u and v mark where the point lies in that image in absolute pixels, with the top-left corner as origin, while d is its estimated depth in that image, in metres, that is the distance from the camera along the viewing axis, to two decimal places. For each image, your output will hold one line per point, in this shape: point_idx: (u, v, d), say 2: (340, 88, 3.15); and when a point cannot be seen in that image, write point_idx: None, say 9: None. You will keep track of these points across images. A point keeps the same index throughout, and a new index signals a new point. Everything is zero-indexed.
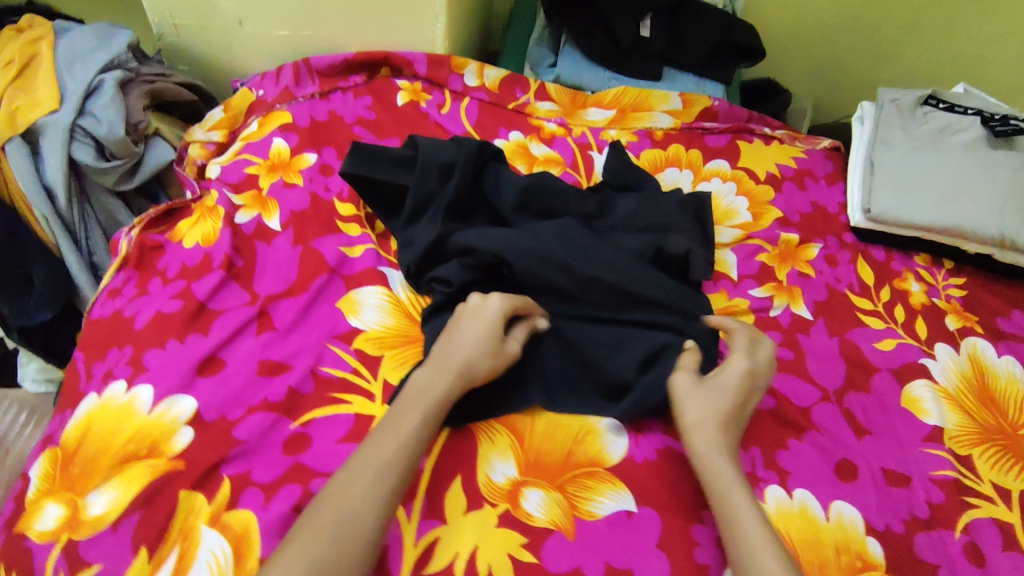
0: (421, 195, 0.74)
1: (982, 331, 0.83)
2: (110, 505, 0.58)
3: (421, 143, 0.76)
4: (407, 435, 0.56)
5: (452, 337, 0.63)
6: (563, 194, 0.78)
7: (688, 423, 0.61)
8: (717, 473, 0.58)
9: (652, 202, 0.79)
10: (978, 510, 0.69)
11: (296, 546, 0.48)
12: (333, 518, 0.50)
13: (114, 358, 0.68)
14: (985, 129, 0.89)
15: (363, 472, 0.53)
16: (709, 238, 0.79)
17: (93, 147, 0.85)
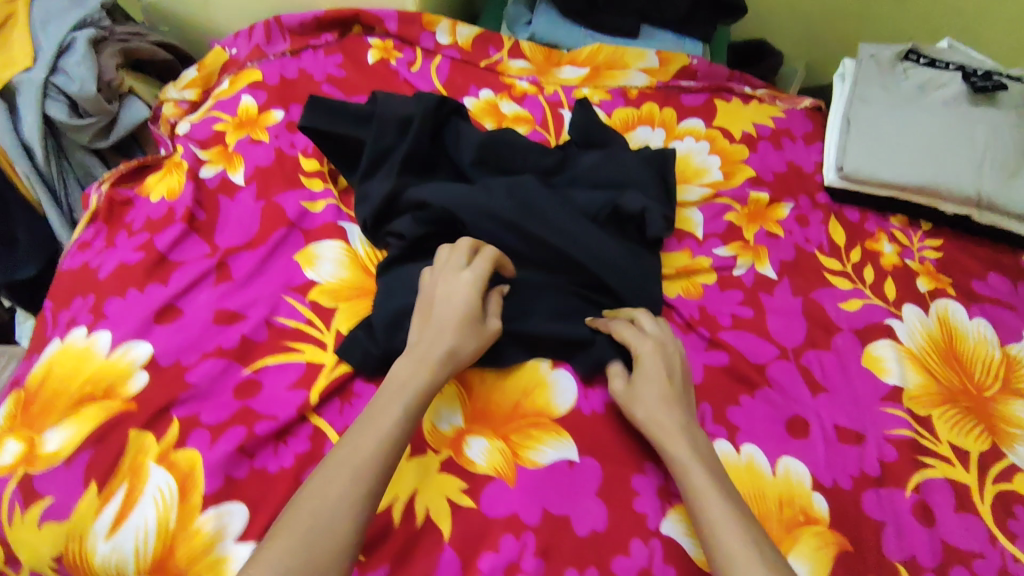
0: (379, 149, 0.74)
1: (955, 293, 0.81)
2: (65, 442, 0.60)
3: (381, 98, 0.76)
4: (388, 430, 0.53)
5: (427, 326, 0.61)
6: (523, 150, 0.77)
7: (640, 423, 0.61)
8: (678, 459, 0.58)
9: (614, 159, 0.78)
10: (933, 470, 0.68)
11: (269, 553, 0.46)
12: (306, 521, 0.48)
13: (78, 306, 0.70)
14: (966, 85, 0.87)
15: (339, 473, 0.50)
16: (671, 195, 0.79)
17: (67, 105, 0.86)
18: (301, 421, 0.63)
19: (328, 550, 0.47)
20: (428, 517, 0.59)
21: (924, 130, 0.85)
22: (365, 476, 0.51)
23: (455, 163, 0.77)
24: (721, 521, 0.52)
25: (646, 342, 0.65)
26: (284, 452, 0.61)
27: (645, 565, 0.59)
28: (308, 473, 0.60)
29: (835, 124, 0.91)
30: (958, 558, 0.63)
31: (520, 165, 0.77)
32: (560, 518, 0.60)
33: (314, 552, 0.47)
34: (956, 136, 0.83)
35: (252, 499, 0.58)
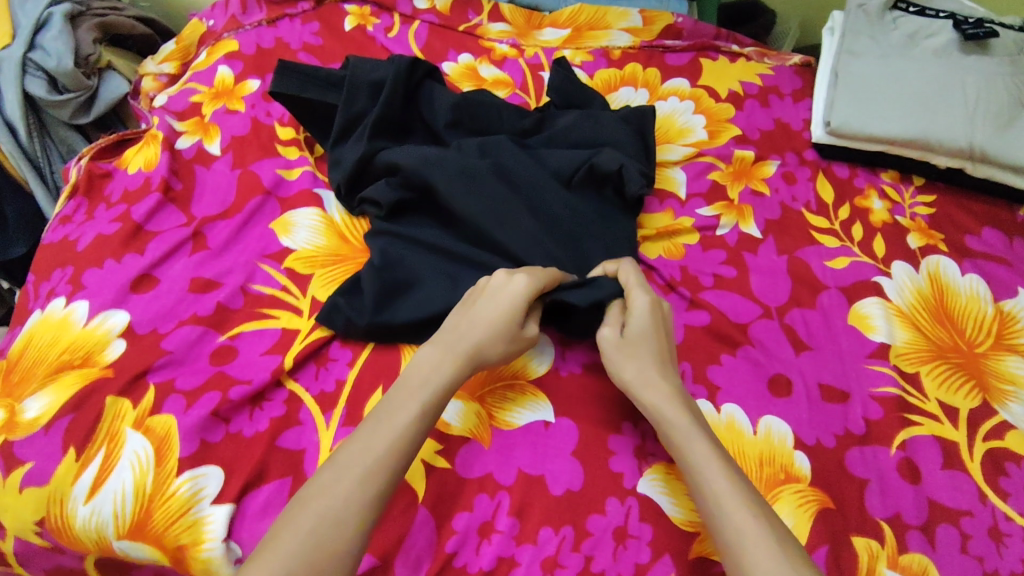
0: (351, 114, 0.73)
1: (946, 250, 0.79)
2: (43, 410, 0.61)
3: (352, 63, 0.75)
4: (404, 428, 0.51)
5: (464, 317, 0.59)
6: (497, 113, 0.76)
7: (625, 382, 0.58)
8: (673, 424, 0.54)
9: (592, 119, 0.76)
10: (920, 427, 0.66)
11: (274, 551, 0.45)
12: (311, 519, 0.46)
13: (57, 278, 0.71)
14: (956, 33, 0.84)
15: (350, 472, 0.48)
16: (651, 153, 0.77)
17: (45, 80, 0.86)
18: (277, 386, 0.63)
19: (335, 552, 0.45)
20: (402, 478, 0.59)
21: (912, 80, 0.82)
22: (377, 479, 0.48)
23: (429, 127, 0.76)
24: (725, 499, 0.49)
25: (642, 297, 0.62)
26: (259, 416, 0.61)
27: (620, 524, 0.58)
28: (283, 436, 0.60)
29: (823, 79, 0.88)
30: (944, 515, 0.62)
31: (495, 128, 0.76)
32: (535, 478, 0.60)
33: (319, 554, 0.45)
34: (946, 86, 0.81)
35: (227, 461, 0.59)
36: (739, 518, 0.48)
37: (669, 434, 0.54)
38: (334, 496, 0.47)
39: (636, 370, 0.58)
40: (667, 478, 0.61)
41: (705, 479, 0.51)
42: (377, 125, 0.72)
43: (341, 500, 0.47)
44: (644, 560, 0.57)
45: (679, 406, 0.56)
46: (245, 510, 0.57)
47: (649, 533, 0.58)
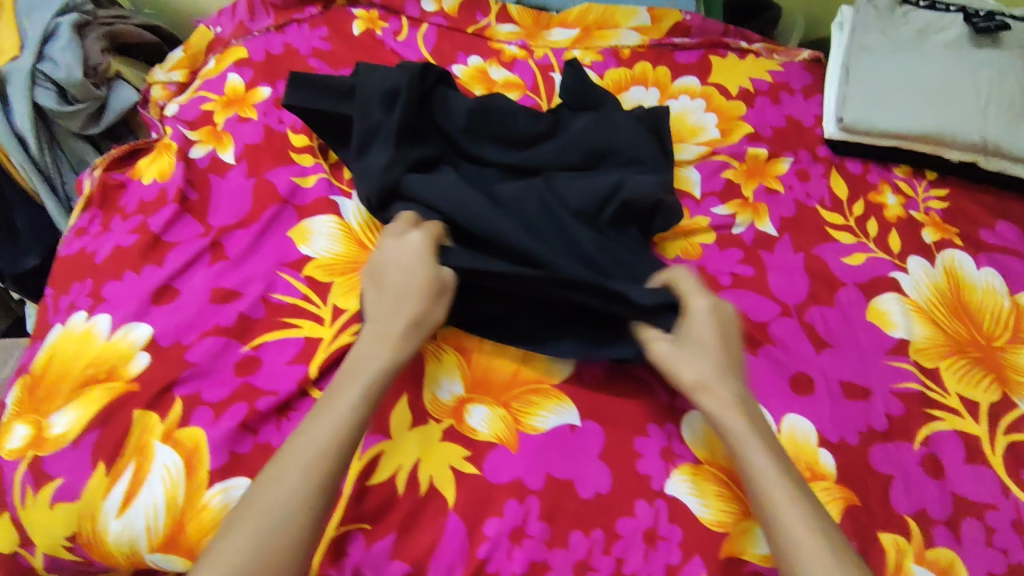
0: (367, 123, 0.73)
1: (961, 244, 0.79)
2: (71, 424, 0.61)
3: (364, 72, 0.75)
4: (345, 414, 0.52)
5: (385, 290, 0.60)
6: (513, 117, 0.76)
7: (686, 385, 0.58)
8: (734, 433, 0.55)
9: (607, 120, 0.76)
10: (941, 422, 0.67)
11: (223, 549, 0.46)
12: (255, 525, 0.47)
13: (77, 291, 0.71)
14: (967, 26, 0.85)
15: (294, 480, 0.48)
16: (668, 153, 0.78)
17: (55, 92, 0.86)
18: (302, 395, 0.63)
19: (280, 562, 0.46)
20: (432, 485, 0.60)
21: (924, 75, 0.83)
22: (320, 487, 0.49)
23: (446, 133, 0.75)
24: (783, 512, 0.50)
25: (703, 301, 0.61)
26: (286, 426, 0.62)
27: (650, 526, 0.59)
28: None
29: (834, 74, 0.89)
30: (967, 508, 0.62)
31: (511, 133, 0.76)
32: (563, 482, 0.60)
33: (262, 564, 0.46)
34: (957, 80, 0.82)
35: (257, 472, 0.59)
36: (800, 537, 0.49)
37: (733, 446, 0.55)
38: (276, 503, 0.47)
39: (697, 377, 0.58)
40: (694, 478, 0.61)
41: (769, 493, 0.52)
42: (396, 136, 0.71)
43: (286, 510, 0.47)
44: (674, 561, 0.58)
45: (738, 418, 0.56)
46: None
47: (678, 534, 0.59)
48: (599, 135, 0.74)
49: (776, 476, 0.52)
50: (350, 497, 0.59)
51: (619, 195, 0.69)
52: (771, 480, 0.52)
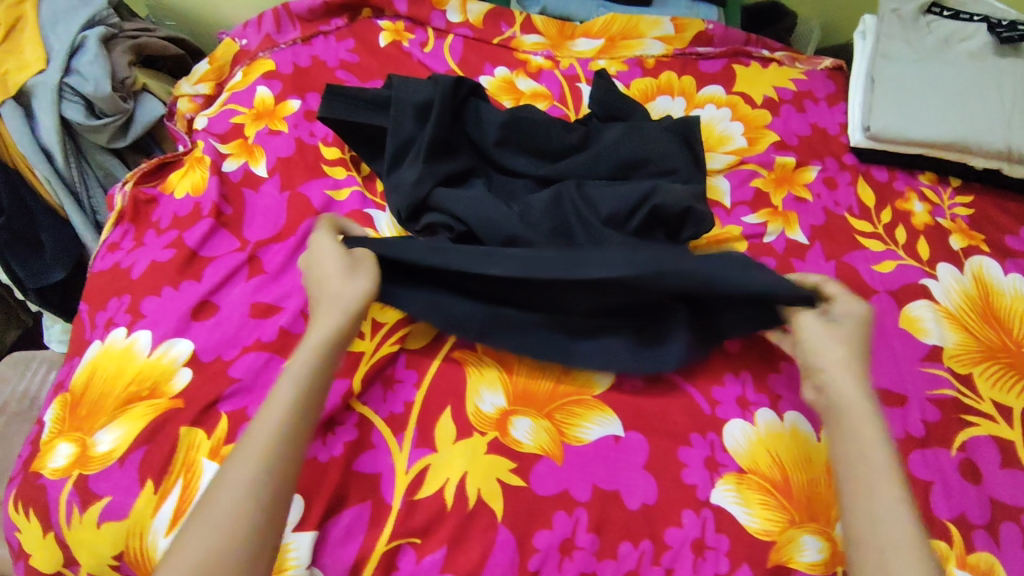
0: (401, 138, 0.73)
1: (988, 250, 0.80)
2: (116, 442, 0.61)
3: (396, 84, 0.75)
4: (286, 406, 0.52)
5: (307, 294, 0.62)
6: (543, 129, 0.76)
7: (826, 364, 0.57)
8: (864, 424, 0.54)
9: (638, 130, 0.76)
10: (977, 427, 0.68)
11: (178, 552, 0.46)
12: (209, 523, 0.46)
13: (115, 307, 0.70)
14: (991, 36, 0.86)
15: (244, 475, 0.49)
16: (698, 160, 0.78)
17: (83, 105, 0.86)
18: (347, 410, 0.64)
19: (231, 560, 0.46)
20: (480, 498, 0.59)
21: (949, 82, 0.84)
22: (268, 482, 0.49)
23: (476, 147, 0.76)
24: (881, 505, 0.50)
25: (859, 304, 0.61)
26: (332, 441, 0.62)
27: (698, 536, 0.59)
28: (358, 461, 0.61)
29: (858, 83, 0.90)
30: (1006, 513, 0.63)
31: (541, 145, 0.76)
32: (611, 493, 0.61)
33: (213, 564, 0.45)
34: (982, 87, 0.83)
35: (305, 488, 0.59)
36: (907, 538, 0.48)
37: (850, 429, 0.54)
38: (231, 500, 0.47)
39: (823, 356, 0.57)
40: (739, 487, 0.62)
41: (889, 488, 0.51)
42: (428, 148, 0.71)
43: (236, 507, 0.47)
44: (723, 570, 0.58)
45: (864, 410, 0.54)
46: (328, 536, 0.58)
47: (726, 544, 0.59)
48: (629, 144, 0.75)
49: (886, 472, 0.51)
50: (399, 511, 0.59)
51: (650, 200, 0.68)
52: (881, 473, 0.51)
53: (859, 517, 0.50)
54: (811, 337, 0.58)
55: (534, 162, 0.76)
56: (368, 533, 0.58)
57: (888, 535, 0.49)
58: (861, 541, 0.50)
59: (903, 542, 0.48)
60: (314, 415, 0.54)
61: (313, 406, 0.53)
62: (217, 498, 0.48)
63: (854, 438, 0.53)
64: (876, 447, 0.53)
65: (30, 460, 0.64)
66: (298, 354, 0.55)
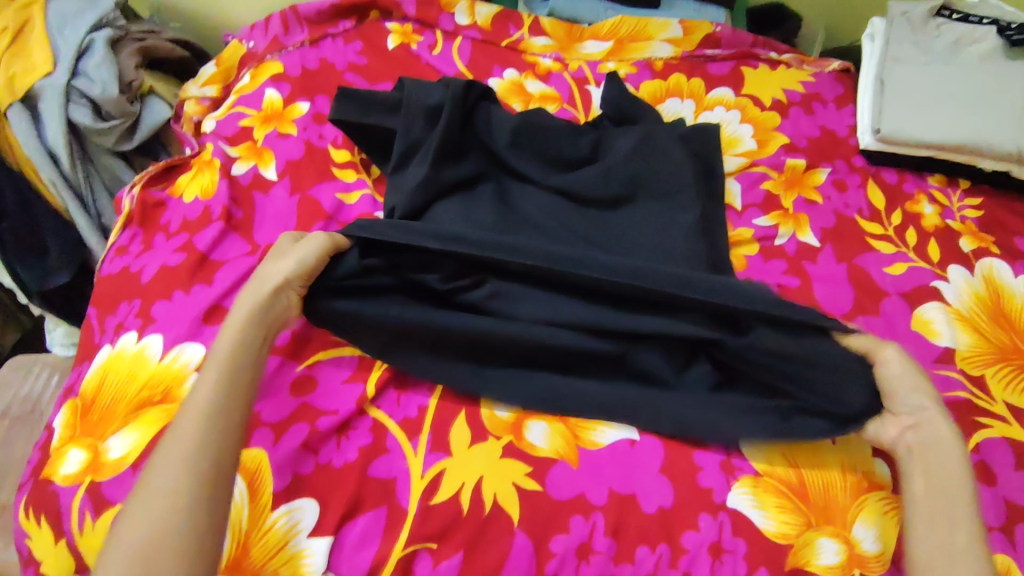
0: (410, 141, 0.73)
1: (998, 252, 0.80)
2: (129, 448, 0.60)
3: (410, 86, 0.75)
4: (203, 398, 0.52)
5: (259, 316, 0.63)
6: (556, 138, 0.76)
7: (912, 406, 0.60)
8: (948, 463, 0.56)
9: (652, 143, 0.75)
10: (991, 429, 0.67)
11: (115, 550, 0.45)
12: (149, 500, 0.47)
13: (125, 311, 0.70)
14: (1001, 39, 0.87)
15: (178, 449, 0.49)
16: (711, 170, 0.78)
17: (90, 108, 0.86)
18: (361, 414, 0.63)
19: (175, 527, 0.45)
20: (496, 502, 0.59)
21: (959, 83, 0.85)
22: (193, 469, 0.48)
23: (489, 154, 0.76)
24: (960, 537, 0.53)
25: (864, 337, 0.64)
26: (346, 445, 0.61)
27: (715, 539, 0.59)
28: (373, 465, 0.60)
29: (868, 86, 0.91)
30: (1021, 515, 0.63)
31: (552, 156, 0.75)
32: (627, 497, 0.60)
33: (158, 533, 0.45)
34: (992, 90, 0.83)
35: (321, 494, 0.59)
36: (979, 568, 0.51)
37: (937, 465, 0.56)
38: (167, 474, 0.48)
39: (917, 403, 0.59)
40: (756, 490, 0.61)
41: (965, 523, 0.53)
42: (435, 151, 0.71)
43: (176, 479, 0.47)
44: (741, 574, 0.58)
45: (956, 453, 0.57)
46: (343, 542, 0.58)
47: (744, 547, 0.59)
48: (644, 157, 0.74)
49: (969, 509, 0.54)
50: (415, 516, 0.58)
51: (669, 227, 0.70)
52: (965, 506, 0.54)
53: (932, 540, 0.53)
54: (891, 381, 0.61)
55: (546, 172, 0.75)
56: (384, 539, 0.58)
57: (959, 559, 0.51)
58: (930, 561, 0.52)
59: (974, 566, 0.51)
60: (238, 401, 0.53)
61: (234, 394, 0.53)
62: (154, 477, 0.48)
63: (941, 472, 0.56)
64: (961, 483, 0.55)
65: (40, 466, 0.63)
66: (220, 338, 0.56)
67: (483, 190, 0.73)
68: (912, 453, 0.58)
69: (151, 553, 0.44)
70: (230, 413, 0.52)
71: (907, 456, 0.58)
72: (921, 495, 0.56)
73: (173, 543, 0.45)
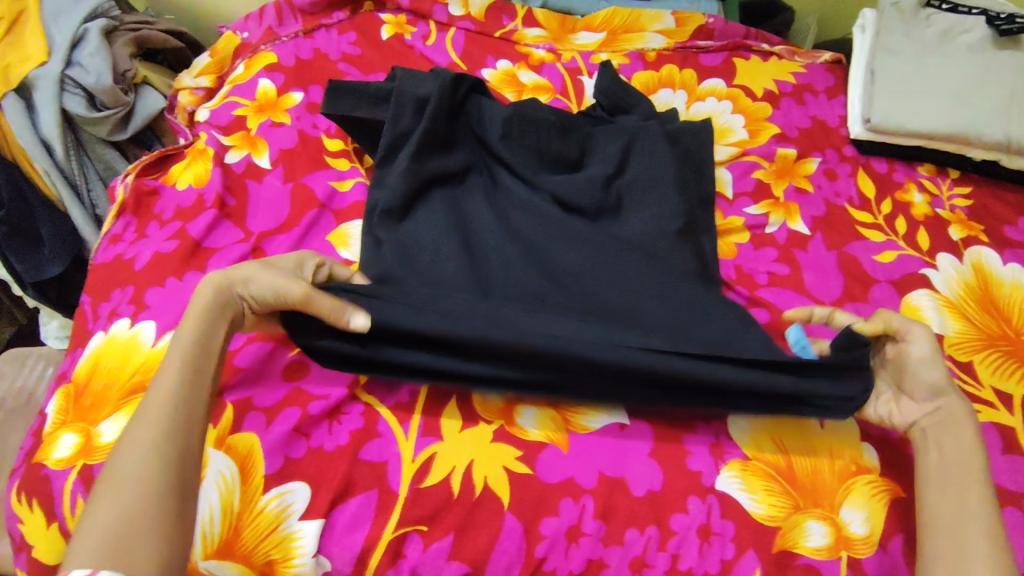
0: (397, 131, 0.72)
1: (987, 240, 0.81)
2: (121, 432, 0.60)
3: (400, 73, 0.75)
4: (170, 381, 0.51)
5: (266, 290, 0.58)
6: (544, 133, 0.75)
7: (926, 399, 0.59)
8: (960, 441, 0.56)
9: (641, 144, 0.75)
10: (979, 415, 0.67)
11: (85, 531, 0.45)
12: (117, 491, 0.46)
13: (118, 298, 0.70)
14: (990, 29, 0.88)
15: (145, 437, 0.48)
16: (699, 170, 0.76)
17: (84, 98, 0.86)
18: (352, 399, 0.63)
19: (146, 519, 0.45)
20: (486, 486, 0.59)
21: (948, 75, 0.86)
22: (166, 454, 0.48)
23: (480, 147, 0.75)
24: (967, 505, 0.53)
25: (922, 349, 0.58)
26: (338, 430, 0.62)
27: (703, 522, 0.59)
28: (364, 449, 0.61)
29: (858, 76, 0.92)
30: (1010, 499, 0.63)
31: (542, 152, 0.75)
32: (616, 480, 0.61)
33: (130, 521, 0.45)
34: (981, 79, 0.85)
35: (312, 477, 0.59)
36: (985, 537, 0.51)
37: (952, 443, 0.56)
38: (133, 461, 0.47)
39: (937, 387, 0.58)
40: (744, 474, 0.62)
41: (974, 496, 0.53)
42: (424, 140, 0.71)
43: (143, 467, 0.47)
44: (728, 556, 0.59)
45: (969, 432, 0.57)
46: (335, 524, 0.58)
47: (732, 529, 0.59)
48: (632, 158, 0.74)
49: (980, 483, 0.54)
50: (406, 499, 0.59)
51: (656, 227, 0.68)
52: (977, 474, 0.54)
53: (942, 506, 0.53)
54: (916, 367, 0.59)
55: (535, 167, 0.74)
56: (375, 521, 0.58)
57: (971, 522, 0.52)
58: (942, 524, 0.52)
59: (985, 528, 0.51)
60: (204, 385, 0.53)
61: (200, 379, 0.53)
62: (119, 466, 0.47)
63: (955, 445, 0.56)
64: (973, 454, 0.56)
65: (33, 451, 0.64)
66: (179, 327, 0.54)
67: (472, 183, 0.73)
68: (926, 432, 0.58)
69: (123, 542, 0.44)
70: (200, 396, 0.52)
71: (921, 435, 0.58)
72: (932, 466, 0.56)
73: (145, 526, 0.45)
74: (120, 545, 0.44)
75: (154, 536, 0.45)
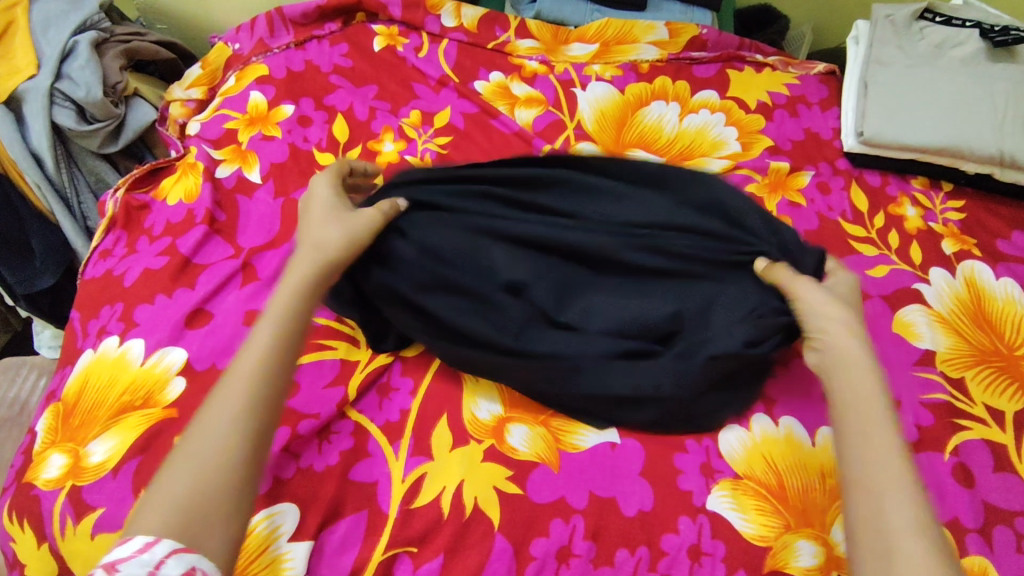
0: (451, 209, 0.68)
1: (980, 255, 0.81)
2: (109, 453, 0.60)
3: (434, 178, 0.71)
4: (261, 353, 0.50)
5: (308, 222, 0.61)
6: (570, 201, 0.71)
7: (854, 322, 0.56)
8: (857, 377, 0.51)
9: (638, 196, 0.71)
10: (970, 432, 0.67)
11: (151, 505, 0.44)
12: (192, 460, 0.45)
13: (107, 315, 0.70)
14: (984, 42, 0.89)
15: (229, 403, 0.48)
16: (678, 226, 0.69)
17: (74, 111, 0.86)
18: (342, 418, 0.64)
19: (220, 494, 0.45)
20: (476, 505, 0.59)
21: (940, 88, 0.86)
22: (248, 436, 0.47)
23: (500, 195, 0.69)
24: (881, 449, 0.47)
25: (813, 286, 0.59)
26: (327, 449, 0.62)
27: (694, 542, 0.59)
28: (354, 470, 0.61)
29: (851, 88, 0.93)
30: (1000, 517, 0.62)
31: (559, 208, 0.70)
32: (607, 500, 0.60)
33: (199, 500, 0.44)
34: (973, 93, 0.85)
35: (302, 499, 0.59)
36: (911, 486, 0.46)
37: (856, 381, 0.51)
38: (211, 435, 0.46)
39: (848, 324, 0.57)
40: (735, 493, 0.62)
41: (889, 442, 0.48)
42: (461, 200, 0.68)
43: (221, 440, 0.46)
44: None
45: (866, 363, 0.52)
46: (324, 545, 0.57)
47: (723, 549, 0.59)
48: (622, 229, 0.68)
49: (889, 420, 0.49)
50: (396, 519, 0.58)
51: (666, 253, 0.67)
52: (884, 419, 0.49)
53: (856, 458, 0.48)
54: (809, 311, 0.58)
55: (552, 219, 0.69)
56: (364, 543, 0.58)
57: (883, 472, 0.46)
58: (858, 479, 0.47)
59: (899, 478, 0.46)
60: (292, 364, 0.52)
61: (290, 354, 0.51)
62: (197, 432, 0.47)
63: (855, 386, 0.51)
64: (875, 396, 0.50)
65: (23, 470, 0.63)
66: (279, 289, 0.54)
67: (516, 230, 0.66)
68: (834, 368, 0.53)
69: (194, 513, 0.44)
70: (286, 370, 0.51)
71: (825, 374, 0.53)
72: (843, 413, 0.50)
73: (215, 508, 0.44)
74: (192, 519, 0.44)
75: (224, 520, 0.45)
